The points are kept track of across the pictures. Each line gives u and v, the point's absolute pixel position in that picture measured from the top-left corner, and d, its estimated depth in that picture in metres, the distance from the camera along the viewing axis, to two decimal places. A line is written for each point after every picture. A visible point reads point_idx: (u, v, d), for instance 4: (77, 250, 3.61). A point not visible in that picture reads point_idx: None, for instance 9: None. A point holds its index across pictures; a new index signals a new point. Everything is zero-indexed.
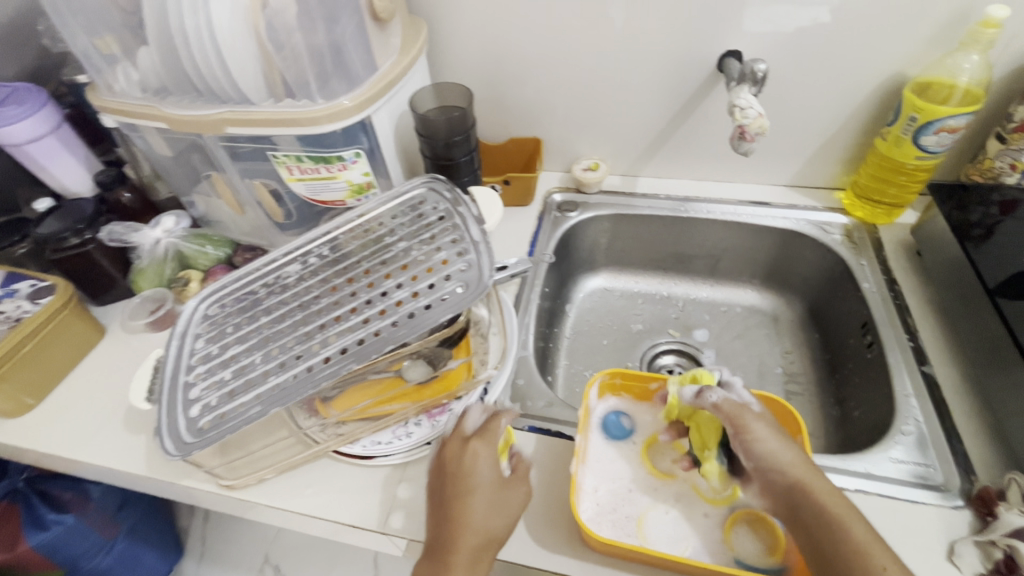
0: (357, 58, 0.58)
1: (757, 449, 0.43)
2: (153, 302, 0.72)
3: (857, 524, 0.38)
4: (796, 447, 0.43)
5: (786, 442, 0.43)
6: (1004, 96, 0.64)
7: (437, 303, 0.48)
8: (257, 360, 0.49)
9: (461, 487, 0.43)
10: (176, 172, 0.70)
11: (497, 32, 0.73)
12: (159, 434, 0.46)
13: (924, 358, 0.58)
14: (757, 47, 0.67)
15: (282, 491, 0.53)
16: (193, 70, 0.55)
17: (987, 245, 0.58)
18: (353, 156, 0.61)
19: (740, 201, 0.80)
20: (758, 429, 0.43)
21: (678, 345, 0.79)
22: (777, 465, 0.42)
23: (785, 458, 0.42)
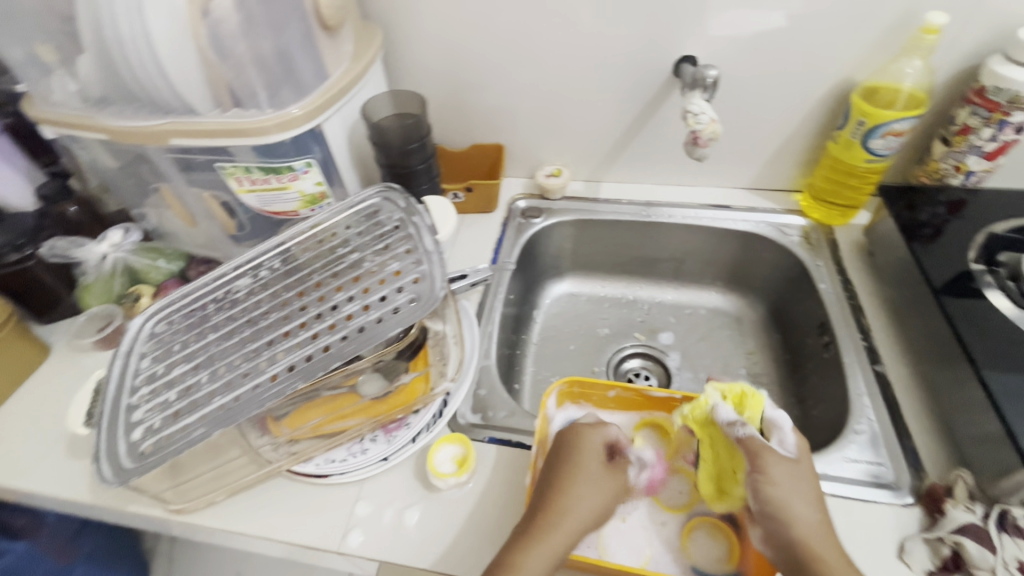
0: (306, 66, 0.57)
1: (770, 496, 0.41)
2: (102, 320, 0.69)
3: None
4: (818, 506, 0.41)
5: (811, 500, 0.41)
6: (946, 100, 0.66)
7: (388, 316, 0.48)
8: (203, 379, 0.48)
9: (575, 475, 0.44)
10: (123, 184, 0.68)
11: (454, 38, 0.73)
12: (97, 461, 0.44)
13: (876, 357, 0.59)
14: (712, 53, 0.68)
15: (235, 513, 0.51)
16: (132, 80, 0.53)
17: (933, 245, 0.60)
18: (304, 165, 0.59)
19: (701, 204, 0.81)
20: (777, 476, 0.41)
21: (644, 349, 0.79)
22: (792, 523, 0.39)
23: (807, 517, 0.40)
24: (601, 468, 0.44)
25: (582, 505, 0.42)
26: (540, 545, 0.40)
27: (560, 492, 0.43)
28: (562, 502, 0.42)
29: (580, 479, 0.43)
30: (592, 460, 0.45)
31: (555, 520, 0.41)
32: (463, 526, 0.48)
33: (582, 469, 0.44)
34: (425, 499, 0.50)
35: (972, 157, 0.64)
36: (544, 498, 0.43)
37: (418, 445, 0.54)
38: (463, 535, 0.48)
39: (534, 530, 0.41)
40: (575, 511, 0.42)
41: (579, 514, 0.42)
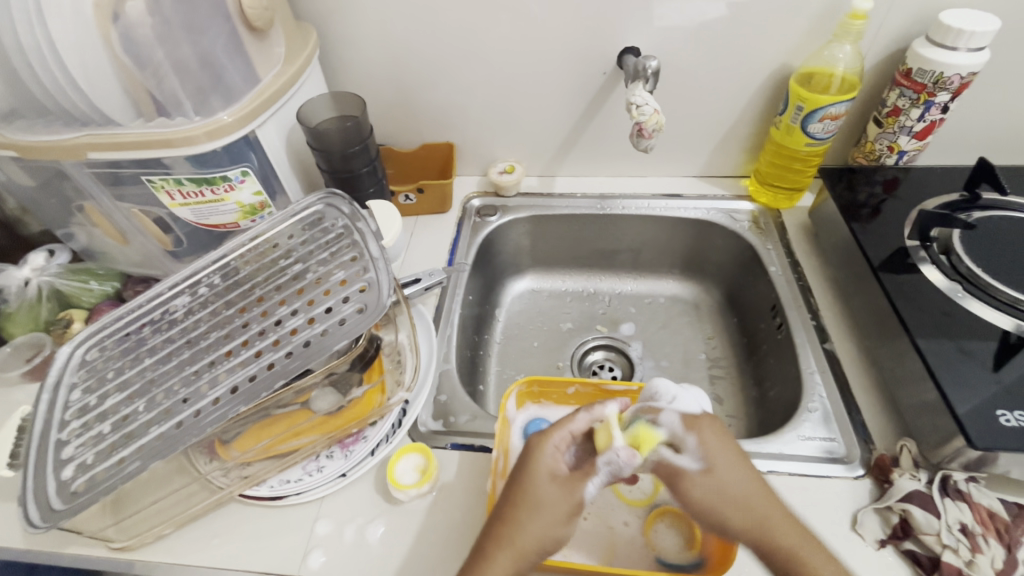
0: (234, 70, 0.54)
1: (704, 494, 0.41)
2: (30, 349, 0.64)
3: (819, 560, 0.38)
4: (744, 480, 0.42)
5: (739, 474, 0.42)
6: (877, 83, 0.69)
7: (334, 328, 0.46)
8: (140, 409, 0.45)
9: (521, 506, 0.40)
10: (44, 203, 0.63)
11: (396, 36, 0.71)
12: (23, 503, 0.41)
13: (825, 336, 0.61)
14: (655, 43, 0.69)
15: (186, 545, 0.49)
16: (41, 92, 0.49)
17: (872, 225, 0.62)
18: (240, 174, 0.57)
19: (654, 194, 0.82)
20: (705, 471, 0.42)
21: (606, 341, 0.79)
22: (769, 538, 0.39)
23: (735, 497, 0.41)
24: (550, 509, 0.40)
25: (528, 539, 0.39)
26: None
27: (500, 522, 0.40)
28: (502, 534, 0.39)
29: (522, 515, 0.40)
30: (530, 479, 0.41)
31: (500, 555, 0.38)
32: (429, 538, 0.47)
33: (524, 497, 0.40)
34: (387, 513, 0.49)
35: (904, 137, 0.67)
36: (489, 530, 0.40)
37: (378, 457, 0.52)
38: (427, 547, 0.47)
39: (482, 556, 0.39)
40: (521, 542, 0.39)
41: (529, 549, 0.39)
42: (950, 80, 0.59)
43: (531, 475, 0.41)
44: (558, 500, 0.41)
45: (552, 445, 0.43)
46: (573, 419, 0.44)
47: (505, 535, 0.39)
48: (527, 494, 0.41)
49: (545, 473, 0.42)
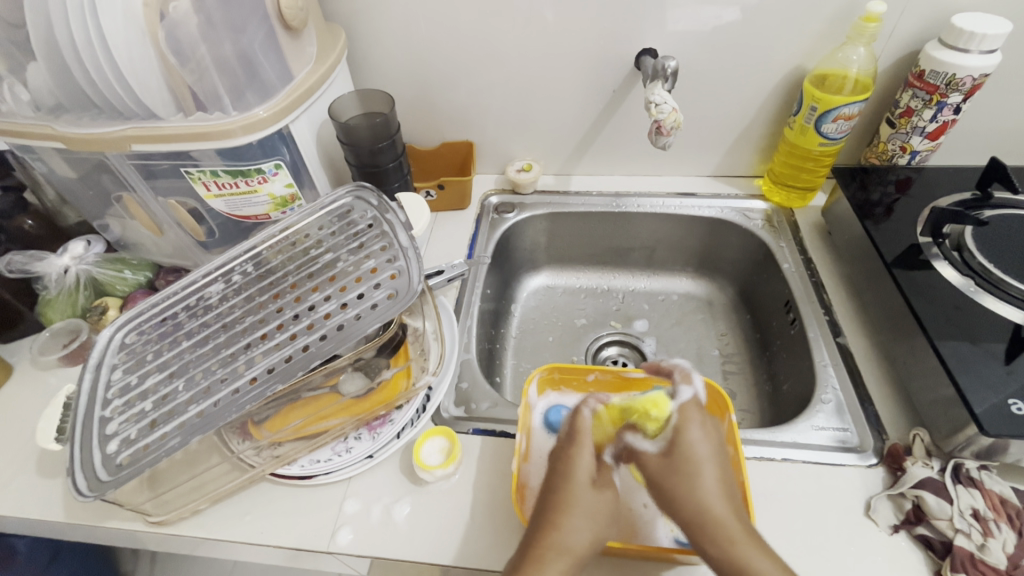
0: (269, 67, 0.57)
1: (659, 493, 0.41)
2: (67, 335, 0.66)
3: (759, 559, 0.37)
4: (709, 491, 0.40)
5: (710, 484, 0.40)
6: (890, 84, 0.70)
7: (366, 312, 0.48)
8: (180, 388, 0.47)
9: (566, 511, 0.40)
10: (83, 194, 0.66)
11: (420, 38, 0.73)
12: (71, 473, 0.43)
13: (838, 330, 0.62)
14: (673, 45, 0.70)
15: (219, 522, 0.50)
16: (90, 86, 0.52)
17: (886, 223, 0.64)
18: (273, 167, 0.59)
19: (668, 193, 0.84)
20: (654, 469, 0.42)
21: (620, 336, 0.81)
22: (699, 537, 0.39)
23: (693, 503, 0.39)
24: (592, 506, 0.41)
25: (574, 546, 0.39)
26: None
27: (547, 527, 0.40)
28: (551, 538, 0.39)
29: (567, 519, 0.40)
30: (576, 487, 0.41)
31: (549, 557, 0.38)
32: (452, 517, 0.49)
33: (570, 504, 0.41)
34: (413, 493, 0.51)
35: (916, 138, 0.68)
36: (534, 531, 0.40)
37: (403, 441, 0.54)
38: (452, 525, 0.49)
39: (531, 559, 0.38)
40: (568, 549, 0.39)
41: (575, 554, 0.39)
42: (962, 81, 0.61)
43: (577, 483, 0.42)
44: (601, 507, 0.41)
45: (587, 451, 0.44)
46: (584, 420, 0.45)
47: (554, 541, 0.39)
48: (571, 496, 0.41)
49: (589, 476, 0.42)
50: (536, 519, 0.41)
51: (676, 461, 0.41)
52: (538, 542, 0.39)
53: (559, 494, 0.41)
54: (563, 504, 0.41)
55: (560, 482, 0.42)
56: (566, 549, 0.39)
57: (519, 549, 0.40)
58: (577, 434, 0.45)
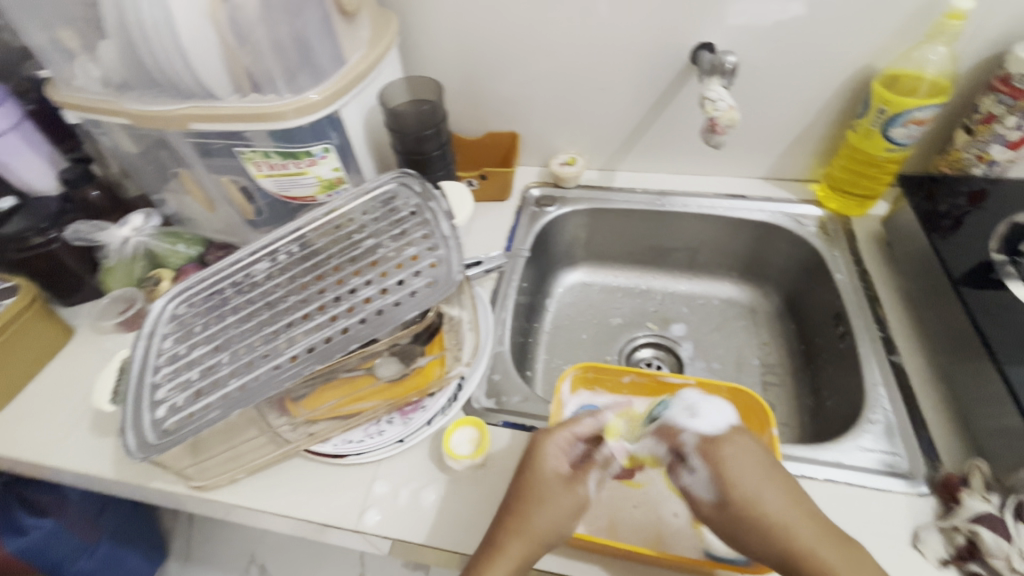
0: (323, 51, 0.58)
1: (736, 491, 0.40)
2: (124, 302, 0.70)
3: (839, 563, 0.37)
4: (776, 486, 0.41)
5: (771, 484, 0.41)
6: (971, 87, 0.65)
7: (405, 299, 0.48)
8: (224, 360, 0.49)
9: (534, 486, 0.43)
10: (145, 169, 0.69)
11: (470, 26, 0.73)
12: (123, 433, 0.46)
13: (893, 348, 0.59)
14: (732, 39, 0.67)
15: (254, 492, 0.52)
16: (154, 65, 0.54)
17: (954, 236, 0.59)
18: (322, 151, 0.60)
19: (717, 194, 0.81)
20: (737, 471, 0.41)
21: (656, 338, 0.79)
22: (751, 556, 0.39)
23: (769, 502, 0.40)
24: (554, 494, 0.43)
25: (537, 525, 0.42)
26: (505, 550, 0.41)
27: (519, 497, 0.43)
28: (519, 509, 0.42)
29: (531, 507, 0.42)
30: (547, 491, 0.43)
31: (508, 545, 0.41)
32: (476, 508, 0.49)
33: (534, 481, 0.44)
34: (439, 481, 0.51)
35: (996, 147, 0.63)
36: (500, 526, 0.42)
37: (434, 428, 0.54)
38: (476, 516, 0.49)
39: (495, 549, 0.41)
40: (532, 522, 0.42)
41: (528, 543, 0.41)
42: None
43: (549, 485, 0.43)
44: (561, 496, 0.43)
45: (559, 443, 0.45)
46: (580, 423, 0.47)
47: (521, 512, 0.42)
48: (535, 488, 0.43)
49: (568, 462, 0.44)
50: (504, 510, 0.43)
51: (744, 470, 0.41)
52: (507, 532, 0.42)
53: (527, 491, 0.43)
54: (531, 496, 0.43)
55: (530, 468, 0.44)
56: (537, 527, 0.41)
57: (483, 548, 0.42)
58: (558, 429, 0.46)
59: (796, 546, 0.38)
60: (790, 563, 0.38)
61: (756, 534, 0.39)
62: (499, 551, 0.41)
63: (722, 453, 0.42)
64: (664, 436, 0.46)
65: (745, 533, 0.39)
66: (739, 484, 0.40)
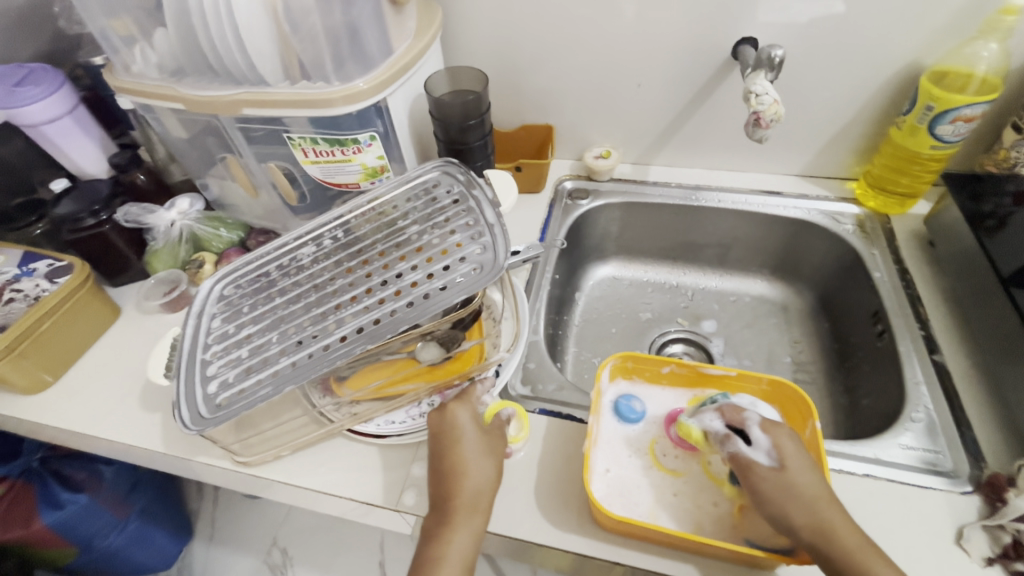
0: (373, 40, 0.59)
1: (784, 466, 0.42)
2: (168, 284, 0.72)
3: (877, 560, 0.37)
4: (817, 474, 0.42)
5: (812, 470, 0.42)
6: (1021, 84, 0.64)
7: (451, 285, 0.49)
8: (273, 340, 0.50)
9: (453, 452, 0.46)
10: (192, 154, 0.71)
11: (512, 18, 0.73)
12: (177, 406, 0.47)
13: (934, 347, 0.58)
14: (776, 34, 0.67)
15: (297, 469, 0.54)
16: (210, 51, 0.55)
17: (1001, 235, 0.58)
18: (368, 138, 0.61)
19: (752, 190, 0.80)
20: (787, 450, 0.43)
21: (687, 334, 0.79)
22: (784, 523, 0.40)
23: (810, 481, 0.41)
24: (479, 452, 0.46)
25: (472, 485, 0.45)
26: (460, 520, 0.43)
27: (450, 464, 0.46)
28: (460, 472, 0.45)
29: (464, 468, 0.45)
30: (471, 449, 0.46)
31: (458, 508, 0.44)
32: (514, 492, 0.50)
33: (456, 443, 0.47)
34: None
35: None
36: (442, 491, 0.45)
37: None
38: (515, 499, 0.50)
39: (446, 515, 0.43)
40: (466, 487, 0.44)
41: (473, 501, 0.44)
42: None
43: (474, 443, 0.47)
44: (484, 454, 0.47)
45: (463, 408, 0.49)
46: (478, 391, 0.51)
47: (454, 480, 0.45)
48: (461, 449, 0.46)
49: (465, 426, 0.48)
50: (438, 473, 0.46)
51: (792, 452, 0.43)
52: (451, 494, 0.44)
53: (449, 451, 0.46)
54: (463, 454, 0.46)
55: (446, 430, 0.48)
56: (477, 480, 0.45)
57: (432, 519, 0.44)
58: (464, 397, 0.50)
59: (830, 523, 0.39)
60: (818, 536, 0.39)
61: (798, 504, 0.40)
62: (450, 522, 0.43)
63: (774, 436, 0.43)
64: (727, 413, 0.47)
65: (790, 503, 0.40)
66: (794, 461, 0.42)
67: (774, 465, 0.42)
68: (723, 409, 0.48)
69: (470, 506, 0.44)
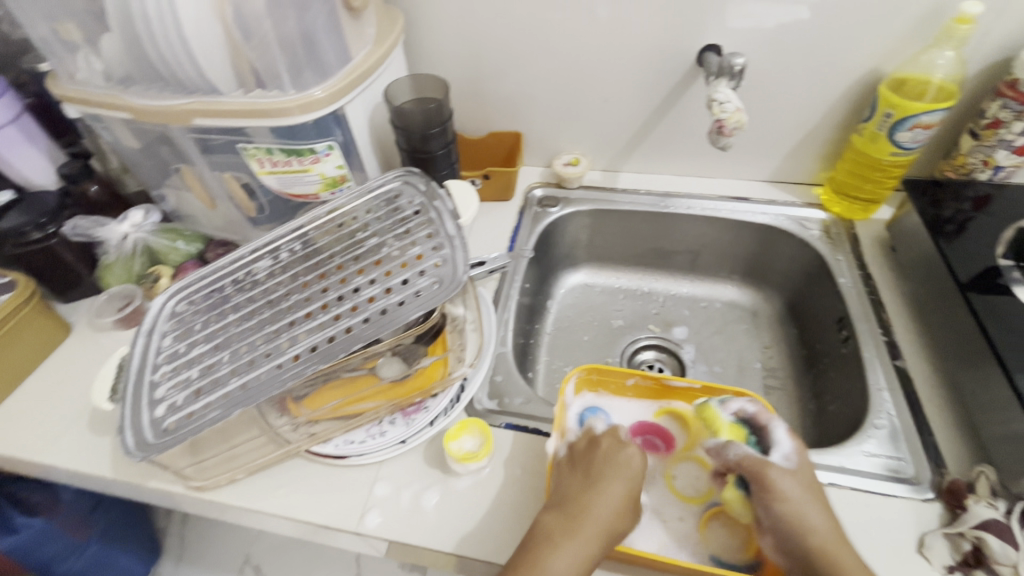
0: (329, 47, 0.57)
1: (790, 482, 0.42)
2: (122, 299, 0.70)
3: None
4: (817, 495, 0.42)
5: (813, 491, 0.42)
6: (977, 91, 0.65)
7: (409, 299, 0.48)
8: (225, 359, 0.48)
9: (596, 485, 0.44)
10: (145, 164, 0.68)
11: (476, 24, 0.72)
12: (121, 432, 0.45)
13: (897, 353, 0.59)
14: (740, 41, 0.67)
15: (253, 492, 0.52)
16: (158, 59, 0.53)
17: (959, 240, 0.59)
18: (326, 148, 0.59)
19: (720, 196, 0.81)
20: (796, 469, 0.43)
21: (659, 341, 0.79)
22: (801, 526, 0.40)
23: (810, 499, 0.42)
24: (619, 478, 0.44)
25: (596, 518, 0.42)
26: (563, 549, 0.41)
27: (580, 495, 0.43)
28: (581, 504, 0.43)
29: (593, 494, 0.43)
30: (598, 481, 0.44)
31: (561, 538, 0.41)
32: (478, 511, 0.49)
33: (611, 475, 0.45)
34: (442, 483, 0.51)
35: (1002, 151, 0.63)
36: (554, 522, 0.42)
37: (435, 429, 0.54)
38: (478, 518, 0.48)
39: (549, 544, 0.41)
40: (592, 517, 0.42)
41: (592, 527, 0.42)
42: None
43: (602, 474, 0.45)
44: (624, 482, 0.44)
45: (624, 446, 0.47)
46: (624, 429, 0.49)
47: (578, 513, 0.42)
48: (604, 479, 0.44)
49: (636, 463, 0.46)
50: (559, 504, 0.44)
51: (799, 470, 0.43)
52: (571, 524, 0.42)
53: (584, 475, 0.45)
54: (613, 483, 0.44)
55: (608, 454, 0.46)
56: (602, 508, 0.43)
57: (526, 548, 0.42)
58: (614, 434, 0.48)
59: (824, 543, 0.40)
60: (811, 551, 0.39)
61: (796, 518, 0.40)
62: (550, 558, 0.40)
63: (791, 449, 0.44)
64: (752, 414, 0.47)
65: (789, 516, 0.41)
66: (803, 476, 0.43)
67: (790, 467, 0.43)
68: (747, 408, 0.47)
69: (597, 539, 0.41)
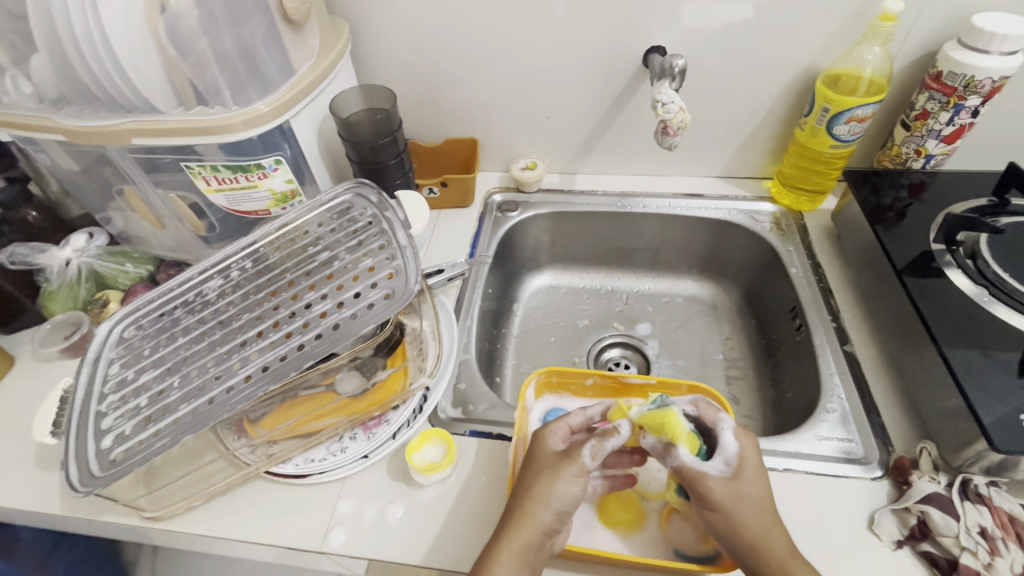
0: (270, 61, 0.56)
1: (727, 485, 0.41)
2: (68, 327, 0.67)
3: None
4: (762, 491, 0.42)
5: (756, 491, 0.42)
6: (906, 84, 0.68)
7: (361, 312, 0.48)
8: (175, 384, 0.47)
9: (534, 485, 0.43)
10: (85, 187, 0.66)
11: (425, 32, 0.72)
12: (65, 466, 0.43)
13: (846, 338, 0.61)
14: (683, 42, 0.69)
15: (212, 519, 0.50)
16: (90, 79, 0.52)
17: (896, 227, 0.62)
18: (273, 163, 0.59)
19: (675, 194, 0.82)
20: (743, 467, 0.42)
21: (623, 338, 0.80)
22: (732, 528, 0.40)
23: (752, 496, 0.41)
24: (557, 473, 0.43)
25: (537, 518, 0.41)
26: (504, 551, 0.40)
27: (518, 496, 0.43)
28: (523, 508, 0.42)
29: (538, 486, 0.43)
30: (538, 476, 0.43)
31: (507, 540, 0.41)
32: (443, 522, 0.48)
33: (546, 471, 0.43)
34: (406, 495, 0.50)
35: (931, 141, 0.66)
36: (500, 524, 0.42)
37: (399, 441, 0.54)
38: (445, 529, 0.48)
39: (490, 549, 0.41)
40: (536, 518, 0.41)
41: (539, 522, 0.41)
42: (981, 83, 0.59)
43: (544, 469, 0.43)
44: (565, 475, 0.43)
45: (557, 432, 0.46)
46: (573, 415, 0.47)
47: (521, 513, 0.42)
48: (541, 476, 0.43)
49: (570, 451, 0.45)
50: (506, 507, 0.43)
51: (743, 469, 0.42)
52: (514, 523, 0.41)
53: (525, 477, 0.44)
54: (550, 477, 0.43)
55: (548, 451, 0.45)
56: (541, 508, 0.42)
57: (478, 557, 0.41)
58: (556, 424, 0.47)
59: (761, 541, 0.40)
60: (750, 552, 0.39)
61: (733, 522, 0.40)
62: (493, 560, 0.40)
63: (741, 448, 0.43)
64: (702, 410, 0.46)
65: (726, 521, 0.40)
66: (749, 472, 0.42)
67: (730, 471, 0.42)
68: (698, 405, 0.46)
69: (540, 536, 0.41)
